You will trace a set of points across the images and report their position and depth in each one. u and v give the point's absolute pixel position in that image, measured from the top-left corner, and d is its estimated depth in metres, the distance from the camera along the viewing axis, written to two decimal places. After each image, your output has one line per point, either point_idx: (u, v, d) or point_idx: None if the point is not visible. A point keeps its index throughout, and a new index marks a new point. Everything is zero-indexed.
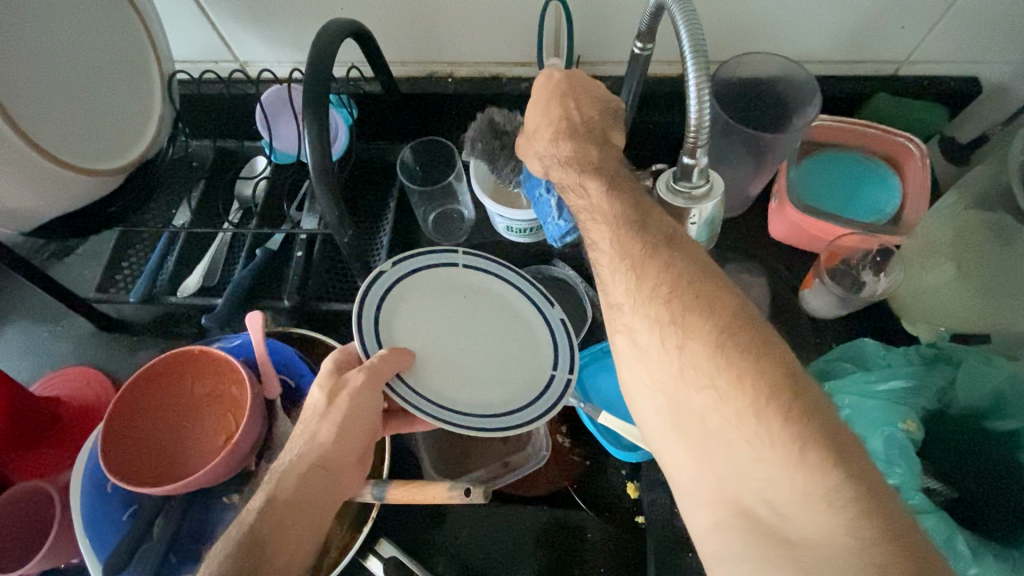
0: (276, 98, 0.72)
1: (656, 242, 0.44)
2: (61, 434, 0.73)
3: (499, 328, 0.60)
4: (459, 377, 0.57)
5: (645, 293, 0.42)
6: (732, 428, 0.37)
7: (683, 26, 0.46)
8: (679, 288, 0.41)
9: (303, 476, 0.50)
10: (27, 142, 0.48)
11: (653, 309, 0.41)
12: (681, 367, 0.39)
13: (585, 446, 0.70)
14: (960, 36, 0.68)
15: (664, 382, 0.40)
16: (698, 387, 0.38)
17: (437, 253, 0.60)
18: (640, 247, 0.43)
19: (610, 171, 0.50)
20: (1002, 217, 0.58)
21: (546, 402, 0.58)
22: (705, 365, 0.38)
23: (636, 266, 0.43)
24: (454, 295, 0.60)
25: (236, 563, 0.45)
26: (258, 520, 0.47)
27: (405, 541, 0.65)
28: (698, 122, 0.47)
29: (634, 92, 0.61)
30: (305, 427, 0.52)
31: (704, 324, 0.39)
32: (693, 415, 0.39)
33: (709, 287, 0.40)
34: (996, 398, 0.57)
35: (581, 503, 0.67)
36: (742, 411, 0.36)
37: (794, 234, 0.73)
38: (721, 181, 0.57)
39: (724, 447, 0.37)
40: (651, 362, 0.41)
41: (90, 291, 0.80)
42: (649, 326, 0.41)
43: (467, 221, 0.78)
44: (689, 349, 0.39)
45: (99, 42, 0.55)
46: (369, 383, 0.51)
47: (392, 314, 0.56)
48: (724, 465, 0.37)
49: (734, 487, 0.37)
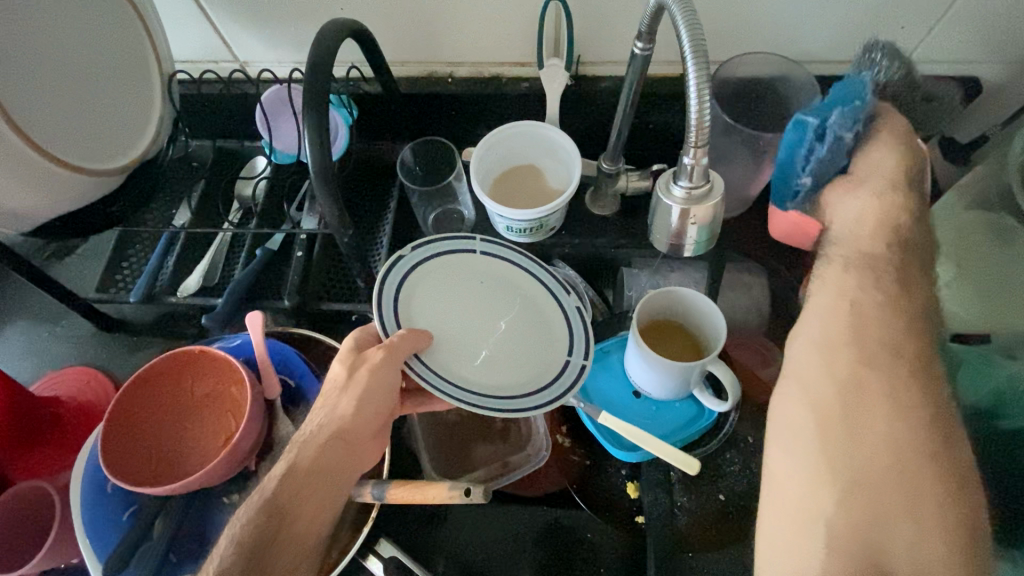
0: (277, 97, 0.73)
1: (897, 302, 0.47)
2: (61, 434, 0.73)
3: (516, 313, 0.60)
4: (477, 358, 0.57)
5: (893, 355, 0.45)
6: (917, 493, 0.41)
7: (683, 25, 0.46)
8: (912, 376, 0.44)
9: (322, 448, 0.51)
10: (27, 142, 0.48)
11: (890, 373, 0.44)
12: (892, 424, 0.43)
13: (586, 445, 0.68)
14: (961, 34, 0.68)
15: (869, 430, 0.43)
16: (907, 455, 0.42)
17: (455, 238, 0.61)
18: (905, 319, 0.47)
19: (892, 246, 0.50)
20: (1003, 217, 0.60)
21: (563, 384, 0.58)
22: (915, 439, 0.42)
23: (897, 330, 0.46)
24: (471, 280, 0.61)
25: (257, 529, 0.48)
26: (278, 490, 0.49)
27: (404, 540, 0.65)
28: (698, 124, 0.48)
29: (634, 90, 0.60)
30: (327, 401, 0.52)
31: (932, 416, 0.43)
32: (885, 469, 0.42)
33: (939, 393, 0.45)
34: (997, 397, 0.57)
35: (582, 504, 0.66)
36: (929, 489, 0.41)
37: (793, 235, 0.69)
38: (721, 180, 0.59)
39: (899, 513, 0.41)
40: (855, 400, 0.44)
41: (90, 290, 0.80)
42: (870, 377, 0.44)
43: (467, 221, 0.76)
44: (911, 423, 0.43)
45: (100, 42, 0.55)
46: (388, 362, 0.51)
47: (410, 297, 0.57)
48: (897, 524, 0.40)
49: (893, 544, 0.40)
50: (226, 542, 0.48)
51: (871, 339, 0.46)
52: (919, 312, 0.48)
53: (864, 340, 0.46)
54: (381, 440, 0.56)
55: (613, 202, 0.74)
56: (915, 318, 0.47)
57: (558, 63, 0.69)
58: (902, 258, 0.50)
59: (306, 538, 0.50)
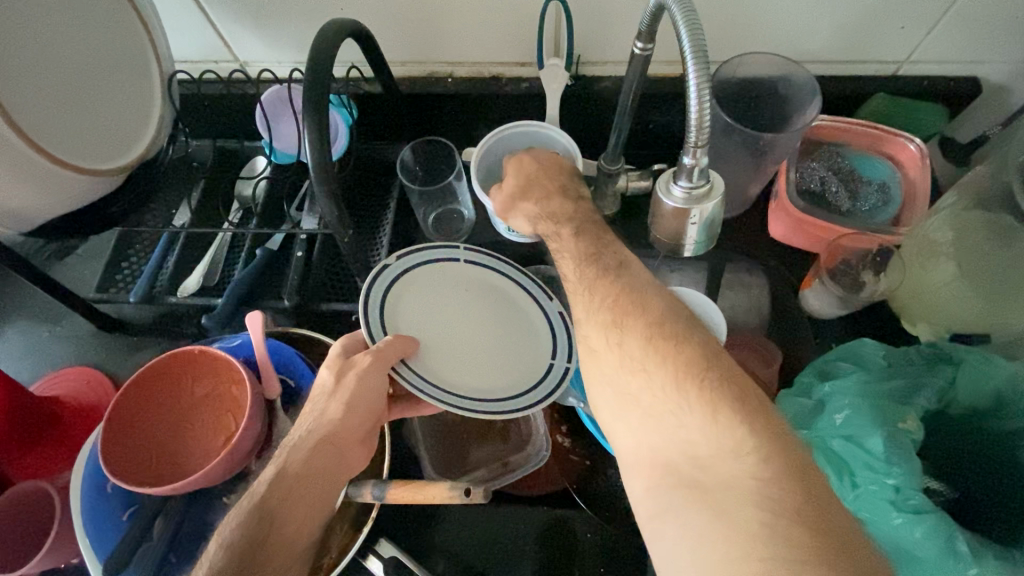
0: (277, 98, 0.73)
1: (581, 259, 0.50)
2: (61, 434, 0.73)
3: (500, 318, 0.61)
4: (463, 362, 0.57)
5: (596, 305, 0.46)
6: (654, 394, 0.41)
7: (683, 25, 0.46)
8: (607, 306, 0.45)
9: (313, 451, 0.51)
10: (27, 142, 0.48)
11: (594, 316, 0.46)
12: (611, 354, 0.44)
13: (586, 447, 0.67)
14: (961, 35, 0.68)
15: (604, 376, 0.44)
16: (656, 392, 0.41)
17: (439, 248, 0.61)
18: (594, 270, 0.48)
19: (577, 241, 0.51)
20: (1003, 218, 0.61)
21: (546, 389, 0.58)
22: (630, 353, 0.42)
23: (590, 286, 0.47)
24: (456, 287, 0.61)
25: (247, 532, 0.47)
26: (267, 493, 0.49)
27: (403, 540, 0.65)
28: (698, 123, 0.48)
29: (633, 93, 0.60)
30: (317, 404, 0.53)
31: (637, 317, 0.43)
32: (631, 400, 0.42)
33: (642, 295, 0.45)
34: (997, 398, 0.55)
35: (581, 504, 0.65)
36: (657, 386, 0.41)
37: (794, 233, 0.72)
38: (720, 181, 0.59)
39: (658, 425, 0.40)
40: (591, 361, 0.46)
41: (89, 290, 0.80)
42: (605, 354, 0.44)
43: (467, 221, 0.77)
44: (618, 342, 0.43)
45: (99, 42, 0.55)
46: (376, 366, 0.52)
47: (396, 305, 0.57)
48: (660, 435, 0.40)
49: (668, 457, 0.40)
50: (215, 547, 0.47)
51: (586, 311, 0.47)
52: (609, 261, 0.49)
53: (583, 316, 0.47)
54: (369, 443, 0.55)
55: (613, 201, 0.74)
56: (604, 269, 0.48)
57: (558, 62, 0.69)
58: (592, 242, 0.51)
59: (294, 542, 0.49)
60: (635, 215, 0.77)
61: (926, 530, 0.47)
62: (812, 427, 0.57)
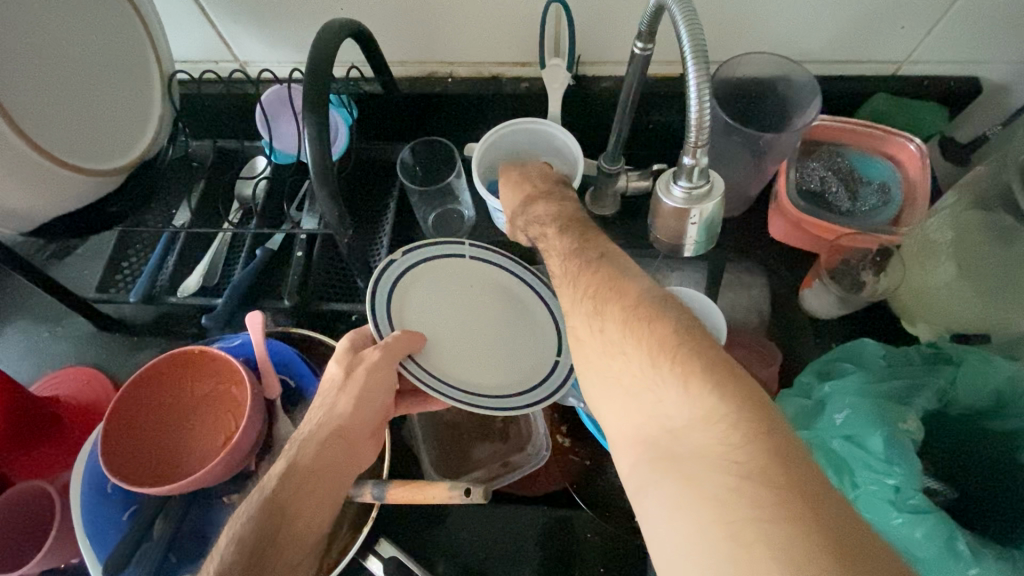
0: (277, 97, 0.73)
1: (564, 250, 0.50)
2: (62, 434, 0.73)
3: (504, 316, 0.61)
4: (468, 358, 0.58)
5: (578, 293, 0.46)
6: (632, 371, 0.40)
7: (683, 24, 0.46)
8: (591, 292, 0.45)
9: (323, 445, 0.51)
10: (27, 142, 0.48)
11: (575, 302, 0.46)
12: (596, 335, 0.43)
13: (586, 446, 0.67)
14: (961, 35, 0.68)
15: (589, 358, 0.43)
16: (631, 366, 0.40)
17: (445, 244, 0.60)
18: (577, 262, 0.48)
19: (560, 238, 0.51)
20: (1003, 218, 0.59)
21: (554, 383, 0.59)
22: (612, 333, 0.42)
23: (572, 277, 0.47)
24: (461, 284, 0.61)
25: (257, 526, 0.47)
26: (278, 487, 0.49)
27: (404, 540, 0.65)
28: (698, 123, 0.48)
29: (633, 93, 0.61)
30: (324, 399, 0.53)
31: (612, 305, 0.43)
32: (614, 376, 0.41)
33: (620, 281, 0.44)
34: (997, 398, 0.55)
35: (581, 504, 0.65)
36: (634, 360, 0.40)
37: (793, 233, 0.72)
38: (720, 181, 0.59)
39: (635, 399, 0.39)
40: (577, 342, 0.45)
41: (89, 290, 0.80)
42: (590, 338, 0.43)
43: (467, 221, 0.78)
44: (601, 322, 0.43)
45: (100, 41, 0.55)
46: (385, 361, 0.52)
47: (402, 303, 0.57)
48: (638, 408, 0.39)
49: (648, 427, 0.38)
50: (227, 542, 0.47)
51: (573, 296, 0.46)
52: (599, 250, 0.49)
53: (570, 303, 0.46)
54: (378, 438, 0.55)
55: (613, 201, 0.74)
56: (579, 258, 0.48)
57: (559, 63, 0.68)
58: (577, 236, 0.51)
59: (306, 537, 0.49)
60: (635, 215, 0.77)
61: (926, 530, 0.47)
62: (812, 427, 0.57)
